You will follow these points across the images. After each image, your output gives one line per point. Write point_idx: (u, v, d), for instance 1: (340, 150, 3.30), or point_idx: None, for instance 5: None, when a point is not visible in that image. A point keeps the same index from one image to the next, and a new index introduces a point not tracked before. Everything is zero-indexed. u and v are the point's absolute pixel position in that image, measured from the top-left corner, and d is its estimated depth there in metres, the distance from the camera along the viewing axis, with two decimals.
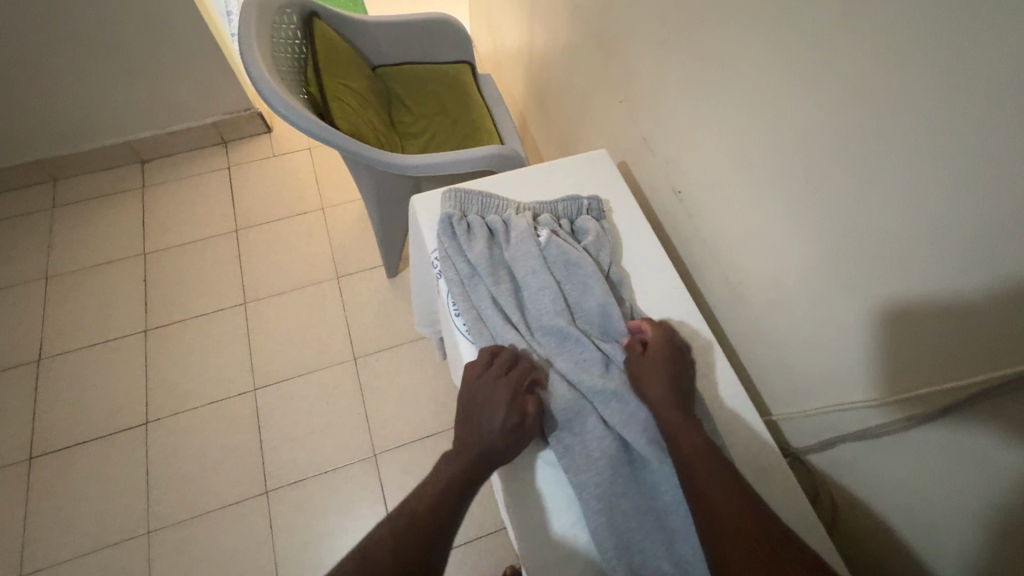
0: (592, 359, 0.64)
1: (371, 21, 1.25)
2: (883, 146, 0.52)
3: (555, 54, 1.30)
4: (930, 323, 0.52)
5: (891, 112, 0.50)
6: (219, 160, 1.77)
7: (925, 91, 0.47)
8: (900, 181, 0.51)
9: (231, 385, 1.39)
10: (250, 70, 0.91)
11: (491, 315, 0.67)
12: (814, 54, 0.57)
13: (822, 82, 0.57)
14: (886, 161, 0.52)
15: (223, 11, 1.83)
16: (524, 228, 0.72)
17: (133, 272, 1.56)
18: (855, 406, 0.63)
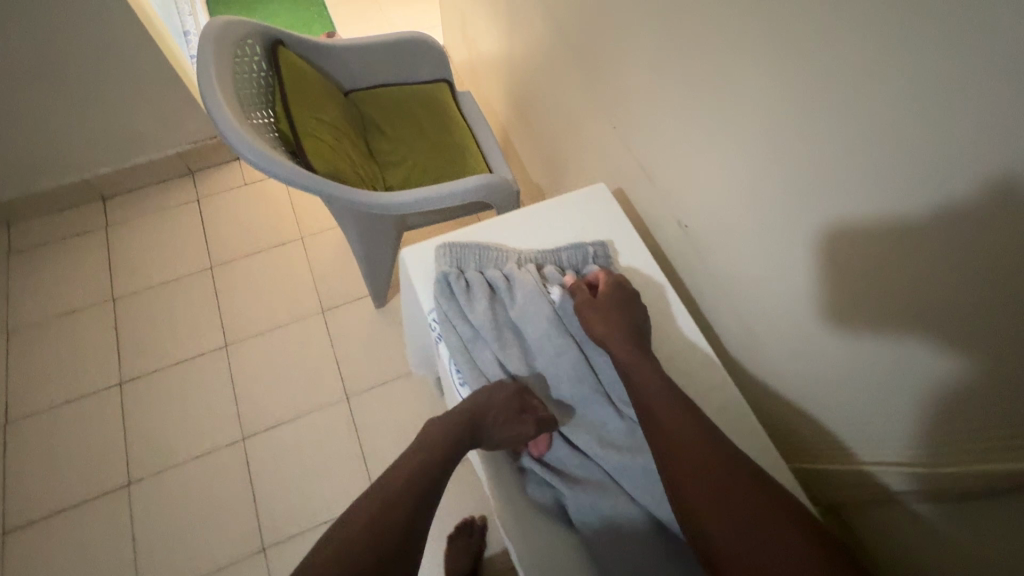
0: (614, 430, 0.60)
1: (339, 44, 1.17)
2: (907, 193, 0.48)
3: (534, 69, 1.24)
4: (972, 383, 0.49)
5: (914, 160, 0.46)
6: (186, 192, 1.68)
7: (956, 138, 0.43)
8: (930, 230, 0.47)
9: (218, 435, 1.32)
10: (212, 115, 0.83)
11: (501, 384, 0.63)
12: (822, 94, 0.53)
13: (831, 123, 0.53)
14: (912, 208, 0.48)
15: (178, 33, 1.73)
16: (529, 285, 0.67)
17: (102, 320, 1.47)
18: (889, 470, 0.62)
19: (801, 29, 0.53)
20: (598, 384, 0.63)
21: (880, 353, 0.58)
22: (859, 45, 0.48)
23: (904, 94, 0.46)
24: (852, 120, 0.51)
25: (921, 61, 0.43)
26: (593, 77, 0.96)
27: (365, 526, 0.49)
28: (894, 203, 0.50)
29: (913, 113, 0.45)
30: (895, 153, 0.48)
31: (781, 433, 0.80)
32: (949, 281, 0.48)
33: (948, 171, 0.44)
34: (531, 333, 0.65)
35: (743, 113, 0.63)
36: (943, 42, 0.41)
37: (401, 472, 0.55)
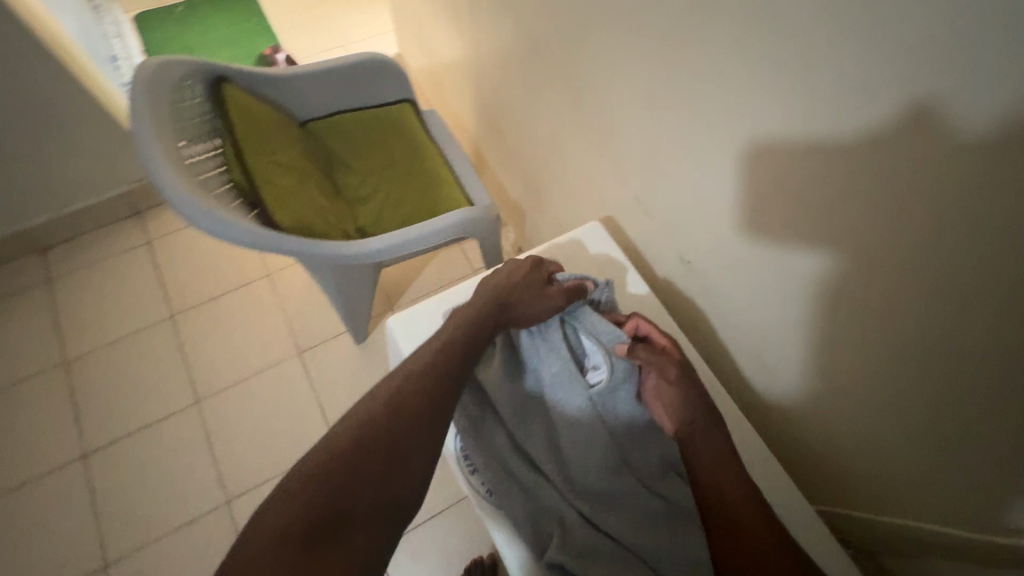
0: (647, 515, 0.57)
1: (288, 73, 1.08)
2: (936, 259, 0.44)
3: (501, 82, 1.16)
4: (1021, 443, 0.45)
5: (942, 229, 0.43)
6: (136, 235, 1.55)
7: (991, 194, 0.38)
8: (966, 298, 0.44)
9: (199, 500, 1.23)
10: (154, 179, 0.73)
11: (518, 469, 0.60)
12: (826, 147, 0.49)
13: (842, 180, 0.49)
14: (945, 273, 0.44)
15: (106, 60, 1.58)
16: (556, 348, 0.64)
17: (55, 386, 1.34)
18: (947, 530, 0.58)
19: (802, 77, 0.48)
20: (626, 467, 0.60)
21: (914, 410, 0.54)
22: (871, 102, 0.43)
23: (926, 159, 0.41)
24: (865, 178, 0.47)
25: (945, 122, 0.39)
26: (574, 99, 0.89)
27: (385, 421, 0.53)
28: (919, 266, 0.46)
29: (936, 183, 0.42)
30: (921, 220, 0.44)
31: (804, 471, 0.75)
32: (989, 350, 0.44)
33: (982, 240, 0.40)
34: (555, 406, 0.63)
35: (742, 156, 0.59)
36: (967, 108, 0.37)
37: (423, 365, 0.58)
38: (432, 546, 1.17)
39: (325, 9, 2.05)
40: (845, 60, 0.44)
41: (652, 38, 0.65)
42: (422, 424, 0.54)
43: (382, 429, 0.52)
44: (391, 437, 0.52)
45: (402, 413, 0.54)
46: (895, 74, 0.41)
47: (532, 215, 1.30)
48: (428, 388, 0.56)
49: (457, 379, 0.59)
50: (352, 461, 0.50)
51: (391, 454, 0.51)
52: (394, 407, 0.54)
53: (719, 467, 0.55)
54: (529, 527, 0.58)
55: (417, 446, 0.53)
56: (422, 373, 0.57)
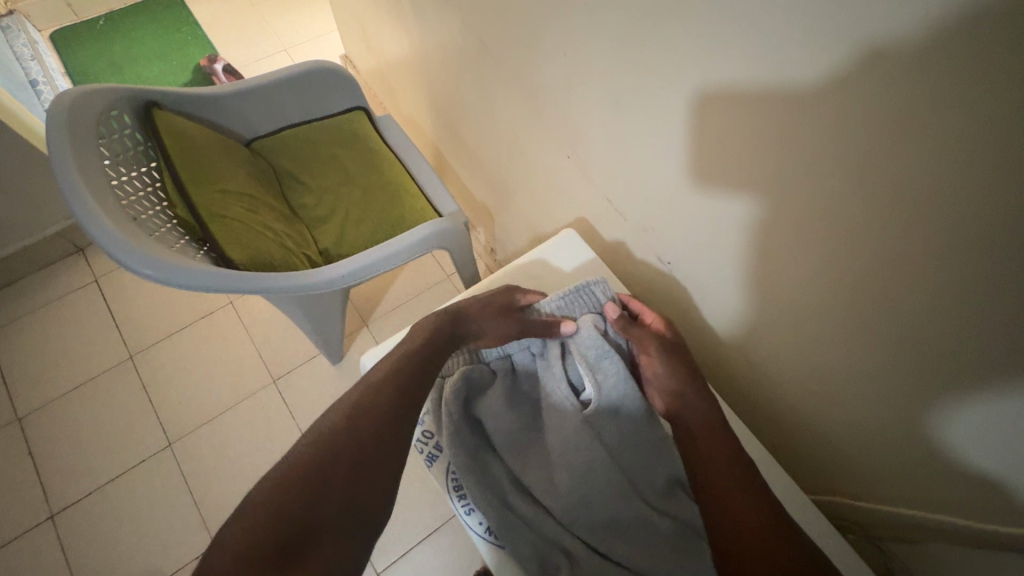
0: (656, 534, 0.56)
1: (226, 91, 1.00)
2: (929, 260, 0.43)
3: (455, 83, 1.11)
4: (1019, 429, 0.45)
5: (933, 231, 0.41)
6: (81, 274, 1.45)
7: (980, 192, 0.37)
8: (962, 299, 0.43)
9: (183, 548, 1.17)
10: (84, 223, 0.66)
11: (517, 503, 0.59)
12: (805, 152, 0.47)
13: (825, 182, 0.47)
14: (937, 273, 0.43)
15: (22, 85, 1.45)
16: (557, 371, 0.65)
17: (9, 446, 1.25)
18: (942, 520, 0.57)
19: (777, 79, 0.45)
20: (631, 488, 0.58)
21: (908, 402, 0.54)
22: (848, 103, 0.41)
23: (909, 158, 0.40)
24: (849, 180, 0.45)
25: (926, 118, 0.37)
26: (534, 99, 0.85)
27: (342, 438, 0.49)
28: (911, 266, 0.45)
29: (926, 188, 0.40)
30: (910, 221, 0.43)
31: (801, 461, 0.76)
32: (985, 347, 0.43)
33: (975, 243, 0.39)
34: (556, 428, 0.62)
35: (717, 160, 0.57)
36: (953, 109, 0.35)
37: (381, 385, 0.56)
38: (434, 565, 1.14)
39: (259, 12, 1.94)
40: (824, 60, 0.41)
41: (612, 37, 0.61)
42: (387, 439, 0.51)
43: (341, 447, 0.48)
44: (349, 453, 0.48)
45: (362, 430, 0.50)
46: (873, 75, 0.39)
47: (501, 216, 1.26)
48: (388, 406, 0.54)
49: (421, 396, 0.56)
50: (309, 482, 0.45)
51: (351, 474, 0.47)
52: (352, 425, 0.51)
53: (717, 454, 0.55)
54: (534, 561, 0.57)
55: (379, 467, 0.49)
56: (381, 392, 0.55)
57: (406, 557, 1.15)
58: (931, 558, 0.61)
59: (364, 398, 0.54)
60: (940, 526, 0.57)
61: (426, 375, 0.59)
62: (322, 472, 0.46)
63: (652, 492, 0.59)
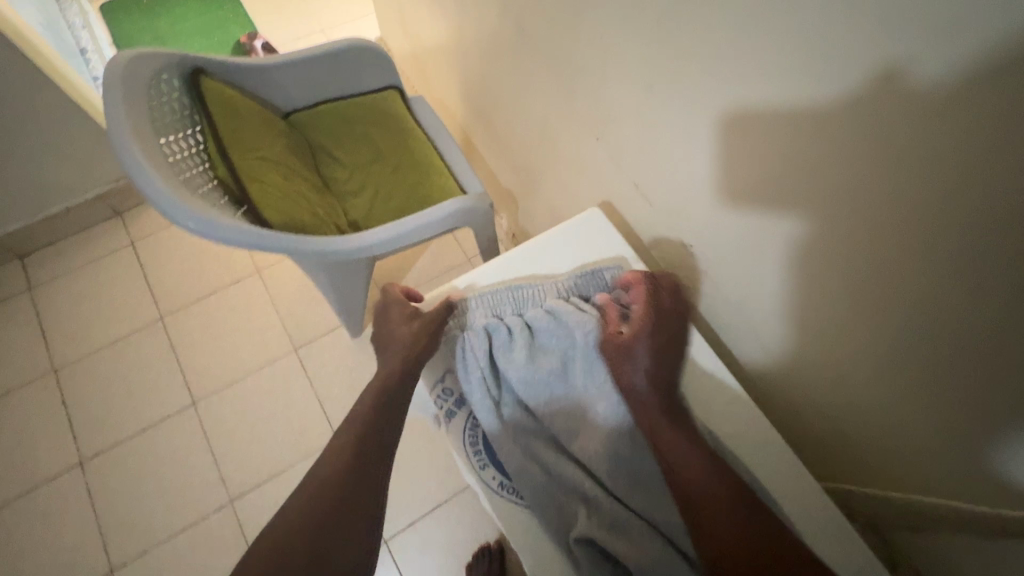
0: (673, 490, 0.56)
1: (267, 64, 1.03)
2: (957, 246, 0.43)
3: (488, 66, 1.12)
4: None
5: (970, 217, 0.41)
6: (117, 236, 1.51)
7: (1001, 179, 0.38)
8: (996, 289, 0.42)
9: (202, 504, 1.22)
10: (128, 167, 0.70)
11: (541, 451, 0.60)
12: (845, 133, 0.47)
13: (862, 166, 0.47)
14: (968, 260, 0.43)
15: (73, 54, 1.51)
16: (589, 323, 0.63)
17: (46, 395, 1.31)
18: (952, 503, 0.57)
19: (814, 64, 0.46)
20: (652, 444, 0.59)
21: (936, 385, 0.53)
22: (877, 87, 0.42)
23: (934, 142, 0.41)
24: (888, 163, 0.45)
25: (953, 105, 0.38)
26: (567, 82, 0.86)
27: (320, 495, 0.56)
28: (944, 253, 0.45)
29: (969, 175, 0.40)
30: (947, 208, 0.42)
31: (814, 448, 0.75)
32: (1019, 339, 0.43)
33: (999, 231, 0.40)
34: (586, 381, 0.62)
35: (752, 143, 0.57)
36: (981, 95, 0.36)
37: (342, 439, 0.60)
38: (439, 535, 1.17)
39: None
40: (856, 47, 0.42)
41: (649, 20, 0.62)
42: (351, 479, 0.57)
43: (314, 495, 0.55)
44: (325, 499, 0.55)
45: (336, 483, 0.56)
46: (903, 61, 0.39)
47: (525, 201, 1.28)
48: (356, 449, 0.59)
49: (375, 433, 0.60)
50: (292, 530, 0.53)
51: (323, 519, 0.54)
52: (327, 484, 0.56)
53: (694, 453, 0.56)
54: (553, 509, 0.57)
55: (343, 505, 0.55)
56: (348, 441, 0.59)
57: (414, 526, 1.18)
58: (935, 540, 0.62)
59: (336, 447, 0.59)
60: (959, 513, 0.56)
61: (385, 414, 0.62)
62: (306, 527, 0.53)
63: None
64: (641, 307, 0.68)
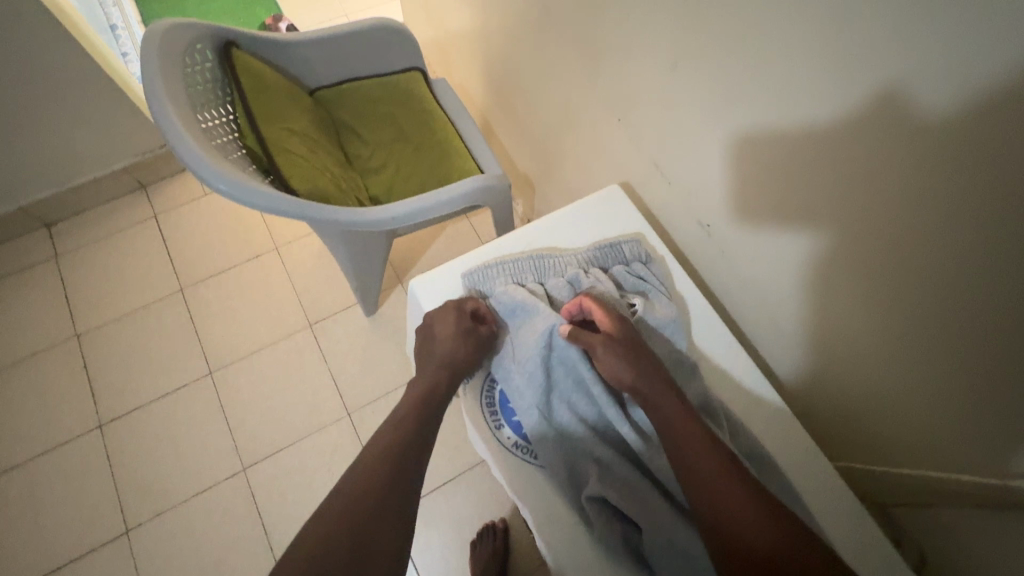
0: None
1: (296, 40, 1.06)
2: (971, 216, 0.44)
3: (511, 51, 1.14)
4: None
5: (992, 190, 0.42)
6: (141, 209, 1.54)
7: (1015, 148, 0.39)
8: (1013, 263, 0.43)
9: (215, 470, 1.25)
10: (163, 129, 0.73)
11: (557, 411, 0.61)
12: (872, 106, 0.48)
13: (887, 140, 0.48)
14: (980, 230, 0.44)
15: (105, 29, 1.54)
16: (604, 294, 0.66)
17: (68, 359, 1.35)
18: (956, 478, 0.57)
19: (841, 39, 0.47)
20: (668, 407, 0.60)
21: (944, 355, 0.53)
22: (902, 59, 0.44)
23: (952, 110, 0.42)
24: (915, 137, 0.46)
25: (973, 74, 0.40)
26: (591, 64, 0.87)
27: (356, 501, 0.52)
28: (957, 223, 0.46)
29: (995, 147, 0.40)
30: (969, 181, 0.43)
31: (825, 429, 0.75)
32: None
33: (1012, 199, 0.41)
34: None
35: (776, 119, 0.58)
36: (1001, 66, 0.38)
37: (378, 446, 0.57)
38: (445, 511, 1.19)
39: None
40: (883, 21, 0.43)
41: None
42: (386, 497, 0.53)
43: (345, 511, 0.51)
44: (357, 517, 0.50)
45: (373, 489, 0.53)
46: (928, 33, 0.41)
47: (543, 186, 1.29)
48: (389, 467, 0.55)
49: (408, 453, 0.57)
50: (322, 549, 0.48)
51: (354, 538, 0.49)
52: (358, 500, 0.52)
53: (679, 422, 0.53)
54: (567, 467, 0.59)
55: (376, 524, 0.51)
56: (384, 449, 0.56)
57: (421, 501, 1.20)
58: (943, 517, 0.62)
59: (367, 461, 0.55)
60: (964, 489, 0.56)
61: (423, 425, 0.60)
62: (336, 544, 0.48)
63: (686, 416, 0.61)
64: (656, 280, 0.70)
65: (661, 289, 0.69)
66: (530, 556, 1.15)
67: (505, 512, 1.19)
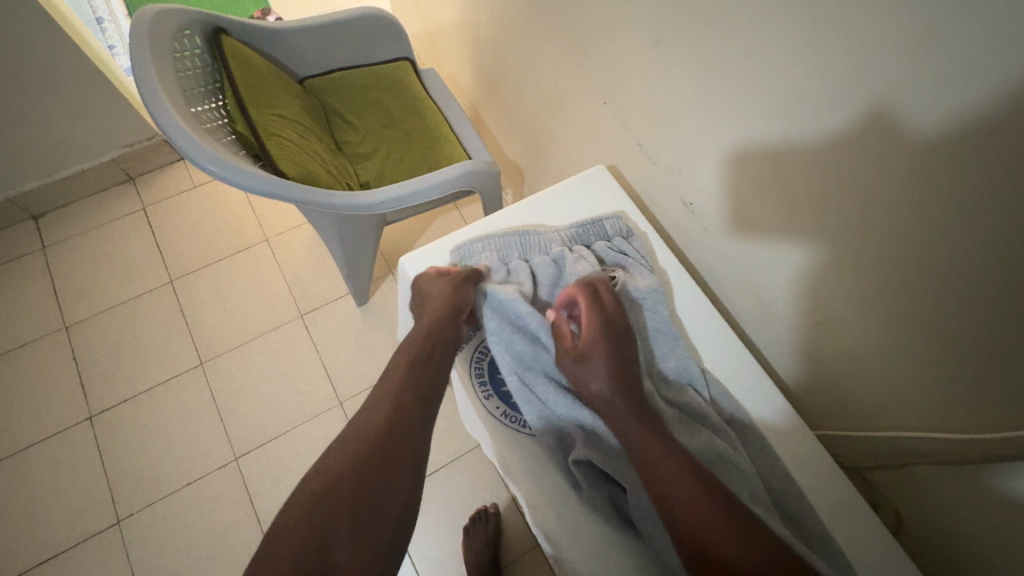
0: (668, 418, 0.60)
1: (286, 28, 1.06)
2: (937, 187, 0.47)
3: (499, 42, 1.15)
4: (991, 339, 0.49)
5: (955, 148, 0.44)
6: (130, 201, 1.54)
7: (976, 121, 0.42)
8: (973, 228, 0.46)
9: (208, 459, 1.25)
10: (152, 109, 0.73)
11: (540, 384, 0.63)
12: (845, 80, 0.50)
13: (859, 107, 0.50)
14: (945, 198, 0.47)
15: (91, 20, 1.53)
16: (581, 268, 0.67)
17: (56, 351, 1.34)
18: (923, 437, 0.60)
19: (818, 18, 0.50)
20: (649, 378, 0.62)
21: (913, 318, 0.56)
22: (874, 36, 0.46)
23: (922, 86, 0.45)
24: (886, 109, 0.48)
25: (940, 50, 0.42)
26: (578, 50, 0.89)
27: (362, 450, 0.52)
28: (925, 193, 0.48)
29: (959, 107, 0.43)
30: (937, 140, 0.45)
31: (805, 399, 0.77)
32: (997, 270, 0.46)
33: (975, 168, 0.44)
34: None
35: (756, 98, 0.60)
36: (963, 40, 0.41)
37: (383, 403, 0.57)
38: (437, 496, 1.20)
39: None
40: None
41: None
42: (386, 449, 0.53)
43: (348, 461, 0.51)
44: (359, 465, 0.51)
45: (379, 441, 0.53)
46: (899, 10, 0.43)
47: (532, 175, 1.31)
48: (387, 420, 0.55)
49: (408, 406, 0.57)
50: (328, 494, 0.49)
51: (357, 486, 0.50)
52: (357, 451, 0.52)
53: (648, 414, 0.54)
54: (551, 435, 0.61)
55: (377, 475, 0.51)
56: (383, 404, 0.57)
57: None
58: (915, 478, 0.64)
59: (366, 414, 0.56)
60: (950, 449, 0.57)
61: (429, 385, 0.60)
62: (340, 492, 0.49)
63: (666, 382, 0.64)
64: (638, 254, 0.72)
65: (642, 261, 0.71)
66: (520, 540, 1.16)
67: (496, 497, 1.20)
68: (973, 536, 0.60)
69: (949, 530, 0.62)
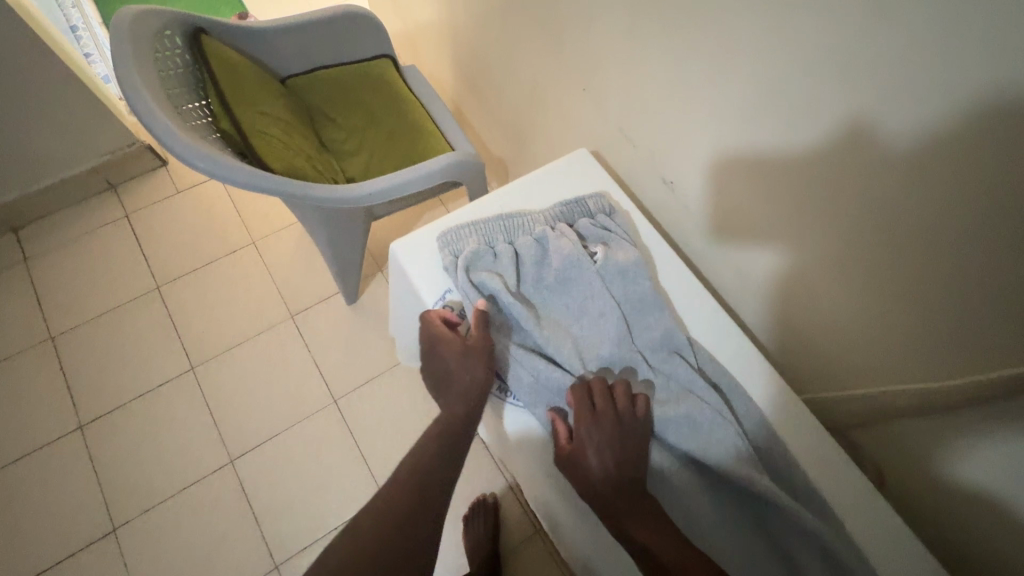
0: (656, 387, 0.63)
1: (266, 28, 1.07)
2: (899, 148, 0.50)
3: (478, 36, 1.17)
4: (958, 291, 0.52)
5: (911, 110, 0.47)
6: (112, 209, 1.52)
7: (930, 84, 0.45)
8: (933, 186, 0.49)
9: (203, 463, 1.24)
10: (136, 106, 0.73)
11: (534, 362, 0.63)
12: (809, 52, 0.53)
13: (823, 75, 0.53)
14: (908, 158, 0.50)
15: (65, 29, 1.52)
16: (563, 246, 0.69)
17: (43, 362, 1.32)
18: (902, 391, 0.63)
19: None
20: (636, 351, 0.65)
21: (886, 275, 0.58)
22: (834, 7, 0.49)
23: (879, 52, 0.47)
24: (847, 78, 0.51)
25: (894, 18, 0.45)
26: (555, 40, 0.91)
27: (414, 485, 0.59)
28: (889, 154, 0.51)
29: (913, 70, 0.46)
30: (896, 103, 0.48)
31: (789, 364, 0.79)
32: (956, 222, 0.49)
33: (932, 127, 0.46)
34: (574, 293, 0.68)
35: (728, 74, 0.63)
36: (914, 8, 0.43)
37: (429, 440, 0.64)
38: None
39: None
40: None
41: None
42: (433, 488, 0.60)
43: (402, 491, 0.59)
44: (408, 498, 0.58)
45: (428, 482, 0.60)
46: None
47: (516, 167, 1.33)
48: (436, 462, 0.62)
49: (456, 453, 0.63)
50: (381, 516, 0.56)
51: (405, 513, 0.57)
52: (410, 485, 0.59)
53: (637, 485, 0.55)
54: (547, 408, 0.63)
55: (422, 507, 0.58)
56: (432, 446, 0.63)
57: None
58: (897, 434, 0.67)
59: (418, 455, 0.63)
60: (930, 397, 0.59)
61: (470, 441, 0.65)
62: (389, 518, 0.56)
63: (654, 350, 0.66)
64: (620, 230, 0.74)
65: (624, 235, 0.73)
66: (519, 528, 1.17)
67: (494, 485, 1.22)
68: (952, 486, 0.62)
69: (930, 483, 0.65)
